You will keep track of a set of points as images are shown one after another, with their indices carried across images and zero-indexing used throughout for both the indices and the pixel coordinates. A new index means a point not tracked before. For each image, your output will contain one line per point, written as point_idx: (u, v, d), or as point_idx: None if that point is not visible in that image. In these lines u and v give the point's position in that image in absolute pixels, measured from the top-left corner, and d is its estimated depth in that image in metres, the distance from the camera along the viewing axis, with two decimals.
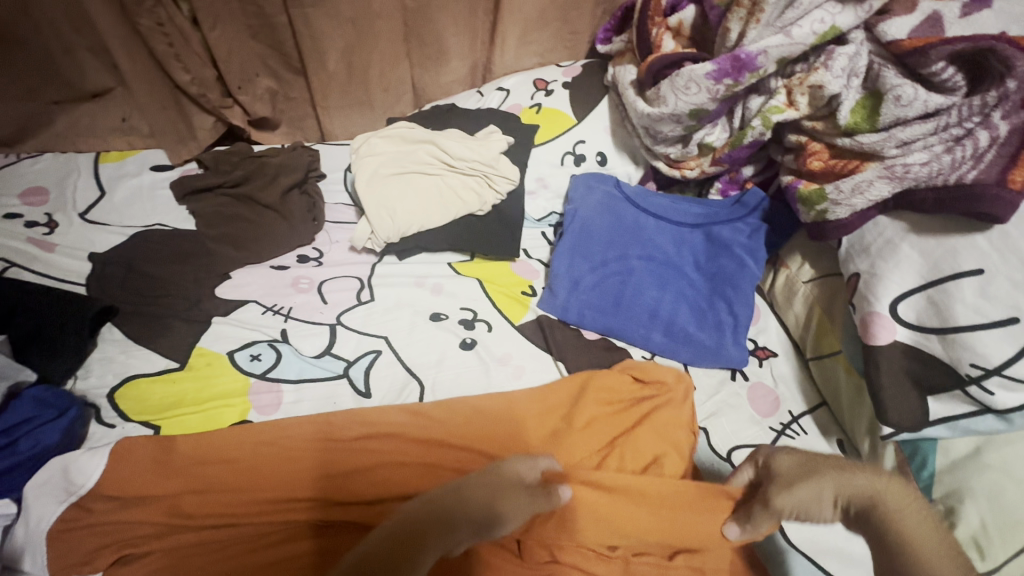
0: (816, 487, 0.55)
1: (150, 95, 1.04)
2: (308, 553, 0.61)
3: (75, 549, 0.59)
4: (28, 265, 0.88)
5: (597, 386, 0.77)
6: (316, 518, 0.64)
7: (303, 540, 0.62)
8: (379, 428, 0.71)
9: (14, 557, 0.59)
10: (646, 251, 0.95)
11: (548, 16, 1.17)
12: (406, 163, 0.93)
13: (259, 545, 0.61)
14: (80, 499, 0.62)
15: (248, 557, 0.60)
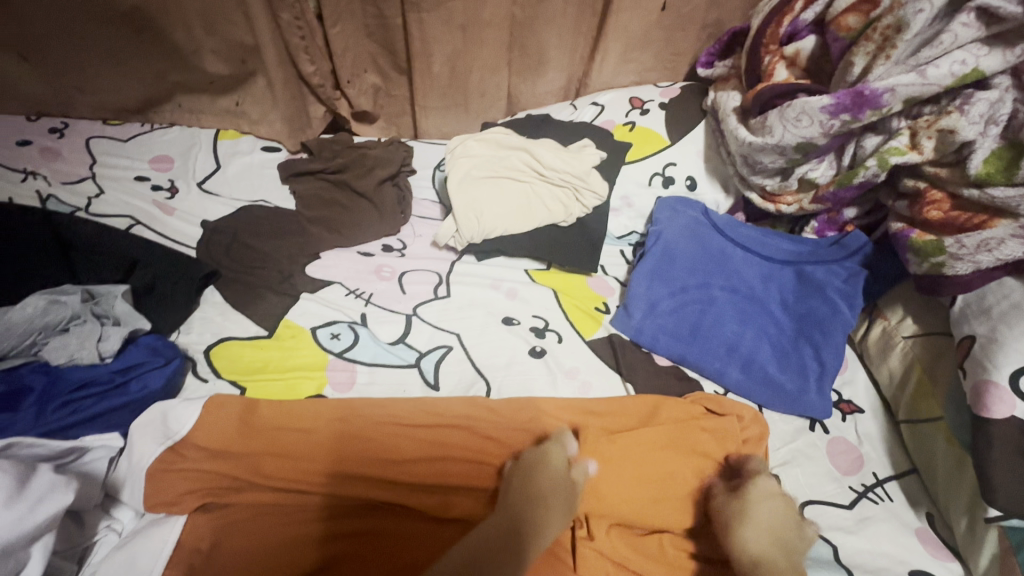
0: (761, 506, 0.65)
1: (282, 84, 1.12)
2: (316, 533, 0.62)
3: (167, 488, 0.63)
4: (151, 225, 0.98)
5: (671, 414, 0.76)
6: (328, 498, 0.65)
7: (313, 521, 0.63)
8: (427, 420, 0.72)
9: (115, 487, 0.64)
10: (730, 282, 0.92)
11: (653, 36, 1.17)
12: (498, 167, 0.95)
13: (284, 520, 0.63)
14: (174, 444, 0.66)
15: (275, 529, 0.62)
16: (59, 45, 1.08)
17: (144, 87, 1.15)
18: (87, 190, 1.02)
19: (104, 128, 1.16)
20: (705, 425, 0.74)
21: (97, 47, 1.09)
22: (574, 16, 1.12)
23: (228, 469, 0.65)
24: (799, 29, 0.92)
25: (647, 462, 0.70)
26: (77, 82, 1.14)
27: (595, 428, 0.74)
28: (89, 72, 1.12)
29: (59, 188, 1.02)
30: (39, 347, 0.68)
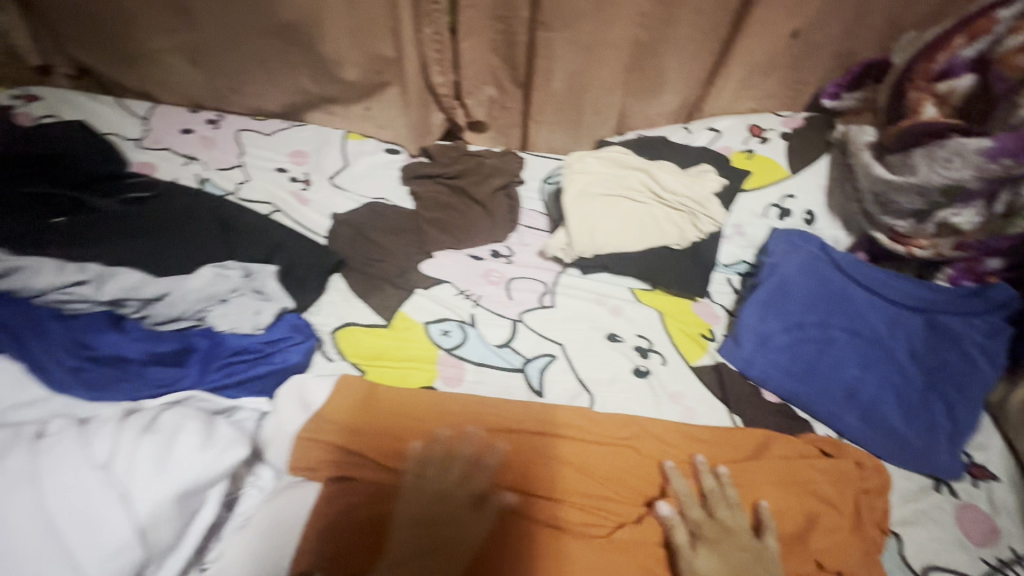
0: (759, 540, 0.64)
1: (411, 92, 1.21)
2: (387, 513, 0.63)
3: (302, 456, 0.68)
4: (289, 213, 1.08)
5: (784, 451, 0.73)
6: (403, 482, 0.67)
7: (386, 501, 0.64)
8: (527, 423, 0.75)
9: (258, 447, 0.70)
10: (851, 323, 0.88)
11: (778, 64, 1.14)
12: (615, 186, 0.97)
13: (367, 497, 0.65)
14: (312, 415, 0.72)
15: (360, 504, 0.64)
16: (224, 49, 1.21)
17: (288, 91, 1.27)
18: (236, 177, 1.14)
19: (251, 123, 1.28)
20: (820, 466, 0.71)
21: (255, 51, 1.21)
22: (700, 41, 1.12)
23: (352, 443, 0.70)
24: (955, 66, 0.87)
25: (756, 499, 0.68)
26: (234, 82, 1.27)
27: (700, 456, 0.73)
28: (246, 73, 1.25)
29: (214, 173, 1.14)
30: (202, 314, 0.76)
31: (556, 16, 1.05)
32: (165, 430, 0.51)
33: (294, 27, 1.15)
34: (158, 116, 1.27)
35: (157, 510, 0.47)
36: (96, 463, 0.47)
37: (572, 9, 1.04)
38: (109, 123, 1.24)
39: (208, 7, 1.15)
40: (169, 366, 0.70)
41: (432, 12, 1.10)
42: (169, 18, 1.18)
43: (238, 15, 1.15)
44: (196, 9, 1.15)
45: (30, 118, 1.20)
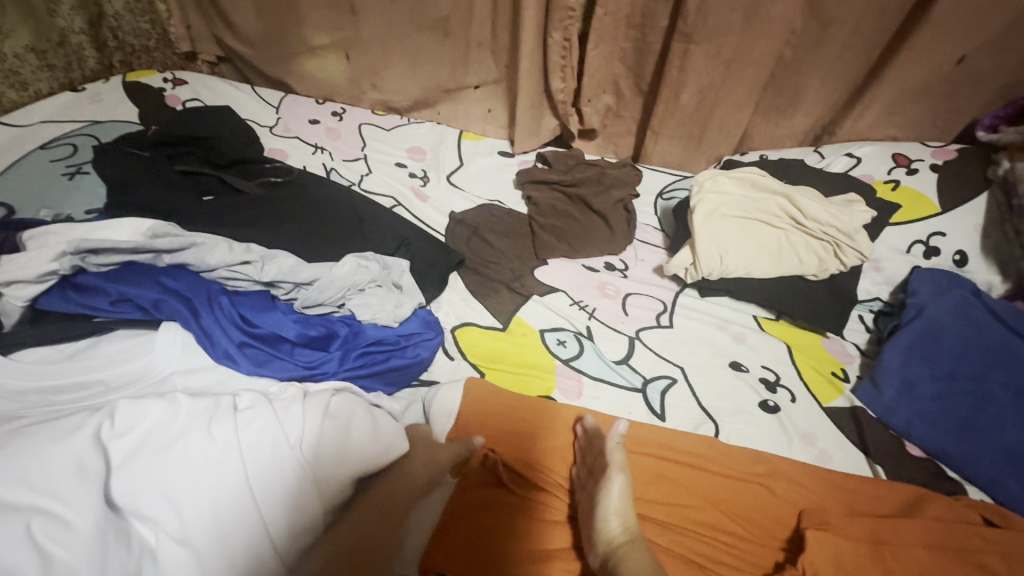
0: None
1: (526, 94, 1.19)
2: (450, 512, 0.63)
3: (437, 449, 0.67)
4: (409, 208, 1.10)
5: (938, 513, 0.67)
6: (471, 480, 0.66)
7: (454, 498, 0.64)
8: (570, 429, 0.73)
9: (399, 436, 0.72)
10: (1014, 380, 0.80)
11: (934, 90, 1.05)
12: (750, 209, 0.93)
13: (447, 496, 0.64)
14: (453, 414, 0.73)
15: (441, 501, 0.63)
16: (373, 42, 1.28)
17: (421, 83, 1.32)
18: (360, 169, 1.19)
19: (372, 117, 1.33)
20: (984, 533, 0.65)
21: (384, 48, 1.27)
22: (848, 62, 1.05)
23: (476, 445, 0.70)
24: None
25: (911, 563, 0.61)
26: (369, 79, 1.34)
27: (839, 506, 0.69)
28: (385, 70, 1.31)
29: (339, 164, 1.19)
30: (343, 301, 0.78)
31: (700, 28, 1.01)
32: (340, 418, 0.52)
33: (449, 20, 1.20)
34: (289, 106, 1.34)
35: (336, 493, 0.48)
36: (289, 442, 0.48)
37: (718, 22, 1.00)
38: (246, 110, 1.32)
39: (375, 3, 1.21)
40: (315, 350, 0.73)
41: (566, 18, 1.07)
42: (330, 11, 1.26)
43: (395, 10, 1.21)
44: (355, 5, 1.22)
45: (180, 101, 1.30)
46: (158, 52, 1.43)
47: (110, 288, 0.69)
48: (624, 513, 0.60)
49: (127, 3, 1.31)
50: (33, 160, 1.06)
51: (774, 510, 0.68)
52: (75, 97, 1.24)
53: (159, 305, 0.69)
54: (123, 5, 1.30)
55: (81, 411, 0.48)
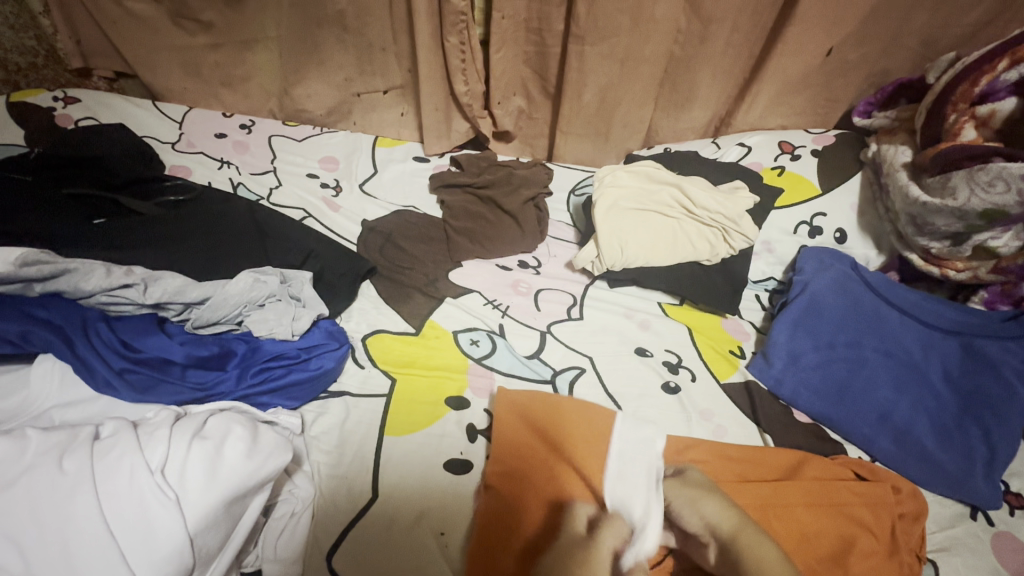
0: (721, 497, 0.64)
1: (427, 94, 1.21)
2: (427, 531, 0.65)
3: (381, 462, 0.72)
4: (320, 218, 1.09)
5: (816, 473, 0.72)
6: (442, 491, 0.70)
7: (424, 520, 0.67)
8: (515, 429, 0.74)
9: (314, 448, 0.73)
10: (884, 345, 0.87)
11: (811, 80, 1.13)
12: (647, 201, 0.98)
13: (419, 521, 0.66)
14: (375, 425, 0.76)
15: (416, 523, 0.66)
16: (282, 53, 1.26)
17: (332, 88, 1.31)
18: (269, 182, 1.16)
19: (283, 129, 1.31)
20: (855, 487, 0.70)
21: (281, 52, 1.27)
22: (732, 57, 1.12)
23: (424, 455, 0.73)
24: (998, 89, 0.88)
25: (792, 523, 0.66)
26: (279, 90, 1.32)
27: (728, 475, 0.73)
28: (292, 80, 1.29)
29: (247, 178, 1.16)
30: (241, 318, 0.77)
31: (591, 30, 1.05)
32: (211, 439, 0.52)
33: (347, 16, 1.18)
34: (193, 120, 1.30)
35: (207, 517, 0.47)
36: (151, 468, 0.47)
37: (609, 23, 1.04)
38: (146, 127, 1.27)
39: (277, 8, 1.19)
40: (209, 370, 0.71)
41: (460, 22, 1.09)
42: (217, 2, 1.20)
43: (296, 12, 1.19)
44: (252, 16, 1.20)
45: (72, 121, 1.24)
46: (47, 70, 1.36)
47: None
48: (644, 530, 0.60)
49: (6, 19, 1.24)
50: None
51: None
52: None
53: (28, 337, 0.66)
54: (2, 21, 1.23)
55: None
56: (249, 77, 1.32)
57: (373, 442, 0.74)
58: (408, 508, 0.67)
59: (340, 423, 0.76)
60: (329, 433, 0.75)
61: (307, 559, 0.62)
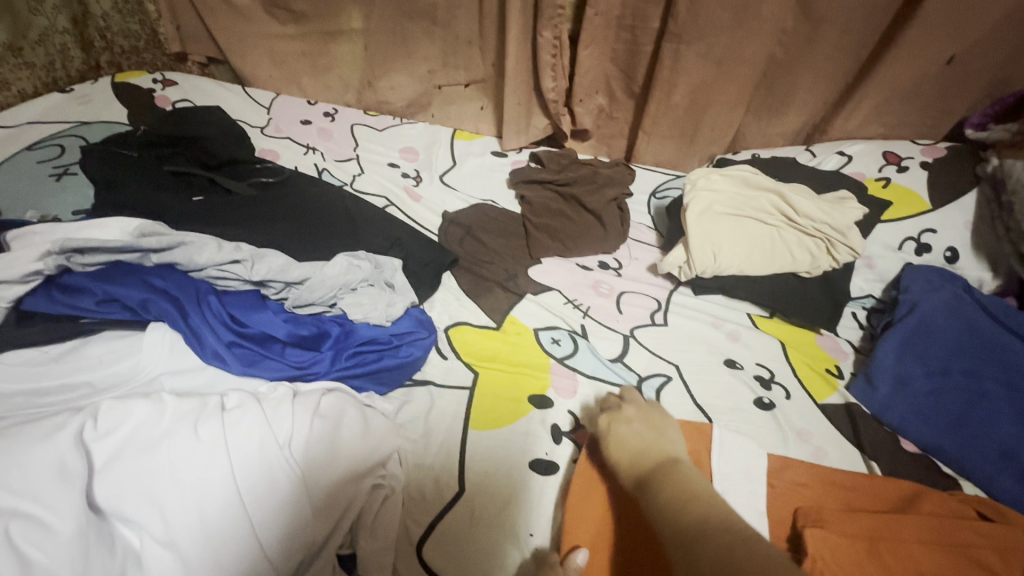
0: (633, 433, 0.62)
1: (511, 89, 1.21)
2: (516, 522, 0.64)
3: (471, 455, 0.71)
4: (401, 208, 1.10)
5: (933, 508, 0.67)
6: (532, 483, 0.69)
7: (515, 509, 0.66)
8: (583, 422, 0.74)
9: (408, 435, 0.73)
10: (1007, 375, 0.80)
11: (923, 89, 1.06)
12: (743, 206, 0.94)
13: (509, 509, 0.66)
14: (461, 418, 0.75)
15: (505, 510, 0.66)
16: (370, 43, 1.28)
17: (415, 80, 1.32)
18: (352, 170, 1.18)
19: (365, 118, 1.33)
20: (979, 528, 0.64)
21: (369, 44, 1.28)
22: (838, 61, 1.06)
23: (510, 452, 0.72)
24: None
25: (911, 559, 0.61)
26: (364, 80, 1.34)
27: (833, 501, 0.68)
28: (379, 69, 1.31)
29: (331, 164, 1.18)
30: (335, 300, 0.78)
31: (689, 28, 1.02)
32: (330, 418, 0.53)
33: (438, 8, 1.18)
34: (280, 106, 1.34)
35: (326, 495, 0.48)
36: (278, 442, 0.49)
37: (709, 22, 1.01)
38: (236, 111, 1.31)
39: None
40: (307, 350, 0.72)
41: (554, 16, 1.07)
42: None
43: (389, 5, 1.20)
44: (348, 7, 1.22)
45: (169, 102, 1.29)
46: (147, 53, 1.42)
47: (96, 288, 0.68)
48: (627, 454, 0.60)
49: (116, 3, 1.30)
50: (19, 161, 1.04)
51: (793, 517, 0.67)
52: (63, 98, 1.23)
53: (147, 305, 0.68)
54: (112, 5, 1.30)
55: (66, 415, 0.48)
56: (333, 66, 1.34)
57: (459, 434, 0.73)
58: (497, 505, 0.66)
59: (425, 413, 0.75)
60: (414, 422, 0.74)
61: (398, 547, 0.61)
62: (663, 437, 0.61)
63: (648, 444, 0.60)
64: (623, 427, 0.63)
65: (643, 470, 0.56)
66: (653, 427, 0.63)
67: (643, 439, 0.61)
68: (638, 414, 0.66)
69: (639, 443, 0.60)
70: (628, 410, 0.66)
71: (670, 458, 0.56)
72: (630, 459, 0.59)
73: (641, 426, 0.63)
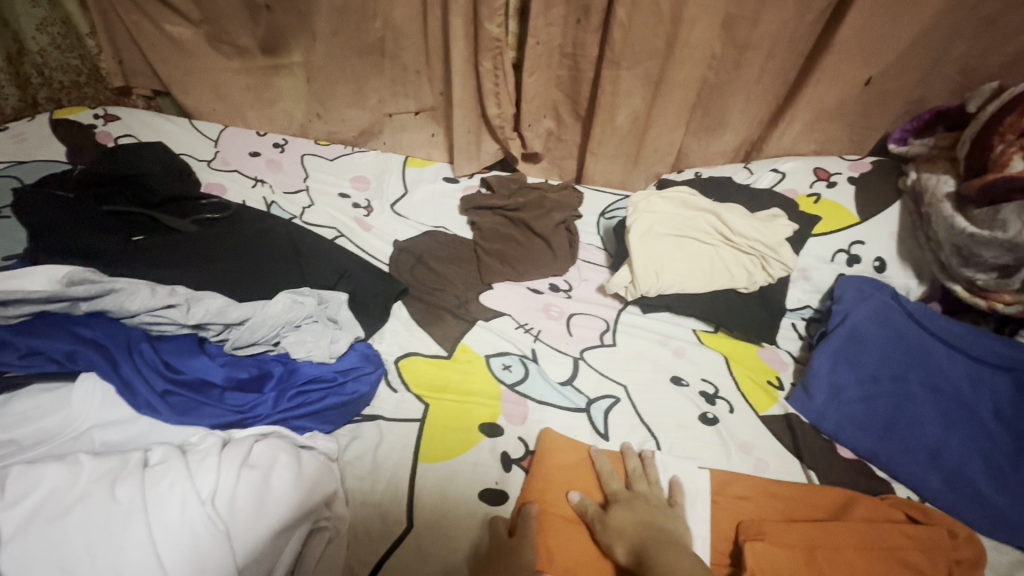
0: (632, 512, 0.66)
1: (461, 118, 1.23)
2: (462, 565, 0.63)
3: (420, 490, 0.70)
4: (351, 238, 1.10)
5: (866, 513, 0.70)
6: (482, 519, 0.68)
7: (461, 552, 0.65)
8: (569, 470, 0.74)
9: (356, 472, 0.72)
10: (931, 379, 0.85)
11: (846, 108, 1.12)
12: (682, 227, 0.97)
13: (460, 551, 0.65)
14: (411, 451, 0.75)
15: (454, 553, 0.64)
16: (317, 75, 1.28)
17: (365, 109, 1.32)
18: (301, 202, 1.17)
19: (315, 148, 1.33)
20: (908, 531, 0.67)
21: (316, 75, 1.29)
22: (767, 83, 1.12)
23: (461, 481, 0.72)
24: None
25: (843, 565, 0.63)
26: (315, 110, 1.34)
27: (774, 512, 0.71)
28: (328, 99, 1.31)
29: (280, 197, 1.18)
30: (278, 339, 0.77)
31: (626, 56, 1.06)
32: (260, 467, 0.53)
33: (383, 40, 1.20)
34: (228, 139, 1.32)
35: (254, 549, 0.49)
36: (202, 497, 0.49)
37: (643, 50, 1.05)
38: (183, 145, 1.29)
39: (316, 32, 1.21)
40: (247, 393, 0.71)
41: (496, 47, 1.10)
42: (256, 27, 1.23)
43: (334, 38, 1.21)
44: (294, 39, 1.23)
45: (111, 138, 1.26)
46: (89, 88, 1.40)
47: (19, 342, 0.66)
48: (631, 532, 0.64)
49: (53, 39, 1.27)
50: None
51: (736, 531, 0.69)
52: None
53: (74, 356, 0.66)
54: (49, 41, 1.27)
55: None
56: (279, 98, 1.34)
57: (408, 468, 0.72)
58: (445, 542, 0.65)
59: (373, 449, 0.75)
60: (361, 459, 0.74)
61: None
62: (658, 518, 0.66)
63: (649, 524, 0.65)
64: (634, 501, 0.68)
65: (644, 543, 0.61)
66: (656, 508, 0.68)
67: (647, 522, 0.65)
68: (641, 496, 0.69)
69: (643, 523, 0.65)
70: (634, 492, 0.70)
71: (676, 543, 0.62)
72: (629, 538, 0.63)
73: (640, 506, 0.67)
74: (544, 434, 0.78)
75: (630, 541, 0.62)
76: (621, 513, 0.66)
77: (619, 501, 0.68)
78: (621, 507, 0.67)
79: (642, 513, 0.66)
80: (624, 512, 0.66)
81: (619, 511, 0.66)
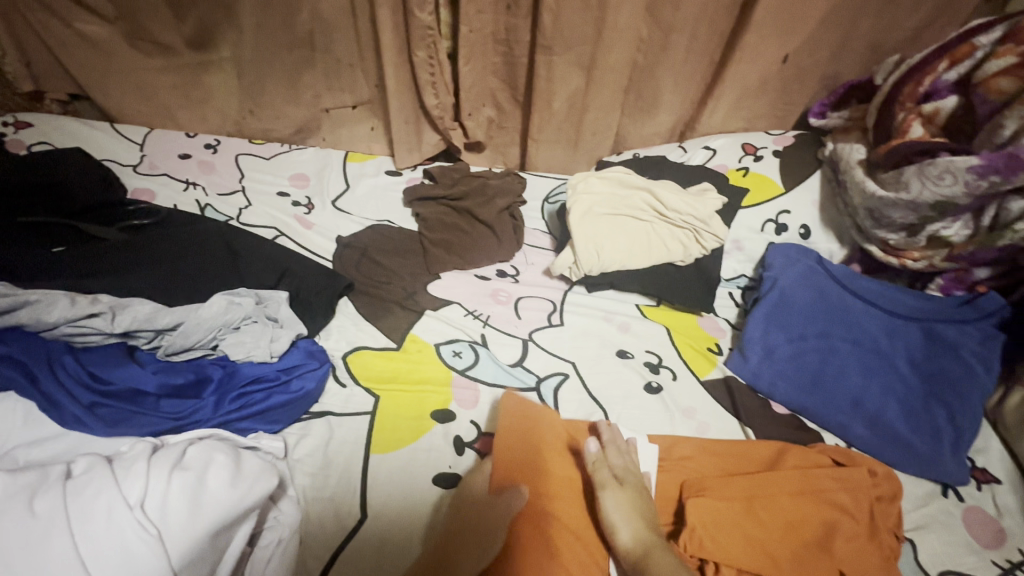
0: (633, 498, 0.66)
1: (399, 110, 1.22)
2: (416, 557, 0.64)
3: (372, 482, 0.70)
4: (292, 237, 1.08)
5: (797, 462, 0.75)
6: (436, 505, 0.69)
7: (416, 541, 0.65)
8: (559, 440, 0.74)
9: (307, 468, 0.72)
10: (851, 333, 0.91)
11: (768, 85, 1.18)
12: (620, 206, 1.00)
13: (416, 538, 0.66)
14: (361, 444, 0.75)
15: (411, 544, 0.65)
16: (246, 71, 1.24)
17: (300, 105, 1.29)
18: (238, 203, 1.14)
19: (250, 147, 1.29)
20: (834, 474, 0.72)
21: (244, 71, 1.24)
22: (694, 63, 1.16)
23: (414, 468, 0.72)
24: (939, 88, 0.94)
25: (777, 512, 0.68)
26: (246, 107, 1.30)
27: (715, 468, 0.75)
28: (260, 96, 1.27)
29: (215, 199, 1.14)
30: (216, 342, 0.76)
31: (558, 41, 1.08)
32: (193, 469, 0.53)
33: (313, 33, 1.17)
34: (154, 142, 1.27)
35: (191, 551, 0.48)
36: (129, 503, 0.48)
37: (574, 35, 1.07)
38: (105, 150, 1.23)
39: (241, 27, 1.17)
40: (186, 399, 0.70)
41: (428, 36, 1.10)
42: (176, 23, 1.18)
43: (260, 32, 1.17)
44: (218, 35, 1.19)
45: (24, 145, 1.19)
46: None
47: None
48: (635, 521, 0.63)
49: None
50: None
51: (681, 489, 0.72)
52: None
53: None
54: None
55: None
56: (207, 97, 1.29)
57: (360, 461, 0.72)
58: (400, 533, 0.66)
59: (323, 445, 0.74)
60: (313, 455, 0.73)
61: None
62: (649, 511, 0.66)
63: (646, 514, 0.65)
64: (632, 482, 0.68)
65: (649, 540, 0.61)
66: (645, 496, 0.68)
67: (643, 512, 0.65)
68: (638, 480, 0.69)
69: (645, 515, 0.65)
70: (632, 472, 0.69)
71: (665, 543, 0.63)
72: (634, 528, 0.62)
73: (637, 492, 0.67)
74: (504, 400, 0.76)
75: (637, 531, 0.62)
76: (622, 497, 0.65)
77: (617, 482, 0.67)
78: (627, 490, 0.66)
79: (640, 501, 0.66)
80: (626, 494, 0.66)
81: (623, 495, 0.66)
